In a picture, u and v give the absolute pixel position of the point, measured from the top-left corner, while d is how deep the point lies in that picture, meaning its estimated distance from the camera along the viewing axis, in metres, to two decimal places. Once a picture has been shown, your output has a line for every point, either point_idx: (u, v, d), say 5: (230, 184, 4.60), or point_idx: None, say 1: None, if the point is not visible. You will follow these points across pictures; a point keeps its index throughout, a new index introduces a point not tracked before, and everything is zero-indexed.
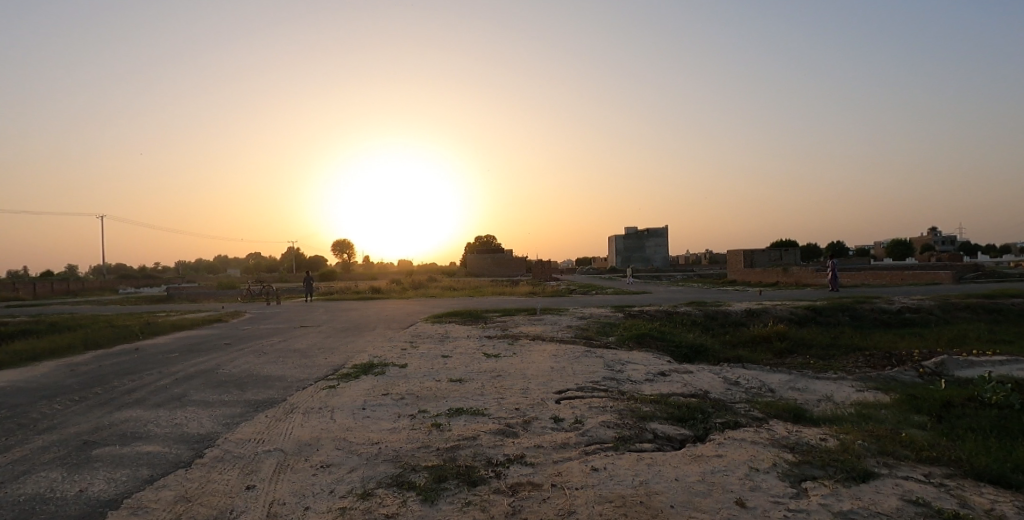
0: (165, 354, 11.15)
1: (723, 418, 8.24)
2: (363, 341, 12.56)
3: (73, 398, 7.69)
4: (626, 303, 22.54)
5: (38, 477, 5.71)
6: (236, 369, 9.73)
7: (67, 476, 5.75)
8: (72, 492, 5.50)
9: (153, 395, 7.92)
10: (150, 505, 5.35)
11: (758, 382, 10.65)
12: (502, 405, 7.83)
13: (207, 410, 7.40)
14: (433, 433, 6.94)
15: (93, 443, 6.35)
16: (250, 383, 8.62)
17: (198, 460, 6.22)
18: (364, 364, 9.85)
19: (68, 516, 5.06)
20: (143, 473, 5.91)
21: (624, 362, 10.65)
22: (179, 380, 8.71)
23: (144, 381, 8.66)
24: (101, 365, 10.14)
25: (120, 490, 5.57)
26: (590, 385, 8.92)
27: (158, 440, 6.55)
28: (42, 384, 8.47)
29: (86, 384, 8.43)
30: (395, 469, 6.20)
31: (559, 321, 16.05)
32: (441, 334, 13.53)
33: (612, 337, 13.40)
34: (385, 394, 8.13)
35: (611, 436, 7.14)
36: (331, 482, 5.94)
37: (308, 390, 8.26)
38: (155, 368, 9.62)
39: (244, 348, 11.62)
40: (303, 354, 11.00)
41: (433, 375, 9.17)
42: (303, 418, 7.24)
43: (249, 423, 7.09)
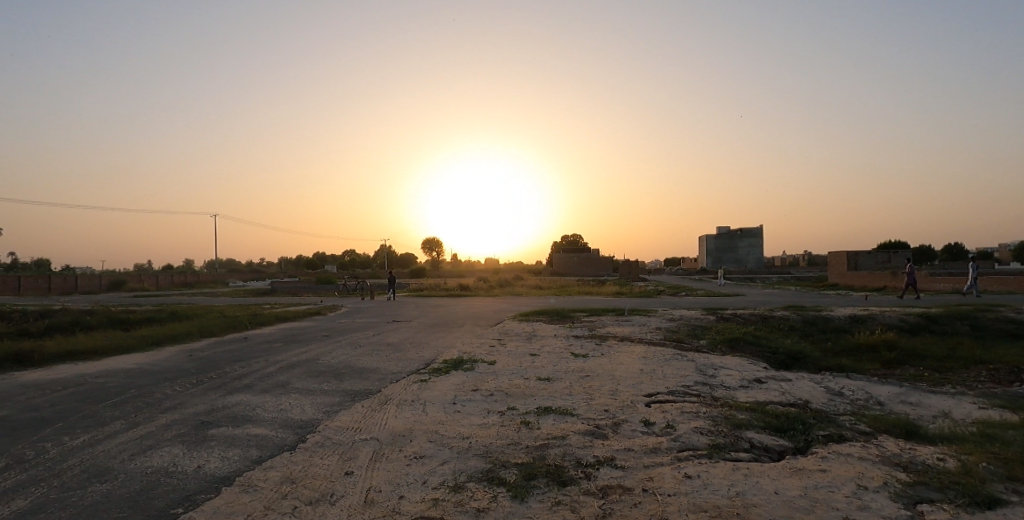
0: (270, 343, 11.91)
1: (826, 430, 7.70)
2: (453, 337, 12.86)
3: (192, 381, 8.35)
4: (716, 306, 21.61)
5: (162, 451, 6.22)
6: (334, 360, 10.20)
7: (187, 452, 6.22)
8: (191, 468, 5.98)
9: (260, 381, 8.44)
10: (260, 485, 5.75)
11: (864, 394, 9.87)
12: (591, 406, 7.71)
13: (308, 398, 7.78)
14: (522, 430, 6.95)
15: (208, 422, 6.85)
16: (347, 374, 9.00)
17: (300, 444, 6.53)
18: (454, 359, 10.04)
19: (189, 493, 5.51)
20: (252, 453, 6.29)
21: (717, 367, 10.22)
22: (282, 368, 9.24)
23: (251, 368, 9.24)
24: (215, 351, 10.99)
25: (232, 468, 6.00)
26: (681, 389, 8.61)
27: (265, 424, 6.94)
28: (164, 367, 9.27)
29: (202, 369, 9.13)
30: (486, 465, 6.28)
31: (646, 323, 15.68)
32: (529, 332, 13.63)
33: (703, 341, 12.91)
34: (475, 389, 8.22)
35: (704, 443, 6.85)
36: (424, 473, 6.10)
37: (401, 383, 8.48)
38: (260, 356, 10.27)
39: (341, 340, 12.20)
40: (396, 347, 11.40)
41: (522, 373, 9.18)
42: (397, 410, 7.43)
43: (347, 412, 7.38)
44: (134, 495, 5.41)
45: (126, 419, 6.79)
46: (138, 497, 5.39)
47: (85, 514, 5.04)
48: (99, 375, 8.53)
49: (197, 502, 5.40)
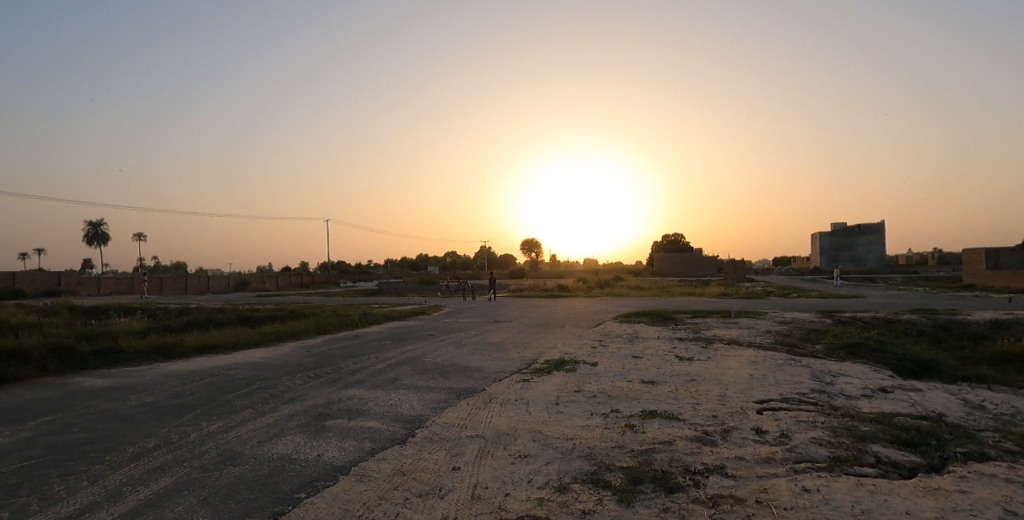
0: (379, 341, 12.64)
1: (965, 448, 6.95)
2: (554, 338, 12.99)
3: (311, 375, 9.01)
4: (834, 308, 20.15)
5: (286, 439, 6.66)
6: (439, 357, 10.62)
7: (308, 441, 6.63)
8: (312, 456, 6.38)
9: (371, 377, 8.94)
10: (374, 475, 6.09)
11: (1012, 409, 8.80)
12: (698, 411, 7.46)
13: (415, 394, 8.11)
14: (627, 433, 6.87)
15: (325, 414, 7.32)
16: (452, 372, 9.33)
17: (410, 438, 6.79)
18: (555, 359, 10.12)
19: (312, 480, 5.93)
20: (366, 445, 6.61)
21: (835, 374, 9.56)
22: (392, 365, 9.74)
23: (363, 364, 9.83)
24: (330, 347, 11.83)
25: (348, 458, 6.36)
26: (796, 397, 8.13)
27: (377, 417, 7.30)
28: (285, 361, 10.09)
29: (319, 363, 9.84)
30: (590, 466, 6.25)
31: (754, 326, 14.94)
32: (630, 333, 13.48)
33: (818, 346, 12.13)
34: (578, 391, 8.23)
35: (824, 456, 6.42)
36: (529, 472, 6.18)
37: (504, 382, 8.66)
38: (370, 353, 10.89)
39: (445, 339, 12.69)
40: (498, 347, 11.67)
41: (624, 375, 9.08)
42: (501, 409, 7.58)
43: (453, 409, 7.62)
44: (265, 480, 5.92)
45: (254, 406, 7.41)
46: (268, 481, 5.89)
47: (221, 495, 5.62)
48: (231, 366, 9.43)
49: (319, 489, 5.81)
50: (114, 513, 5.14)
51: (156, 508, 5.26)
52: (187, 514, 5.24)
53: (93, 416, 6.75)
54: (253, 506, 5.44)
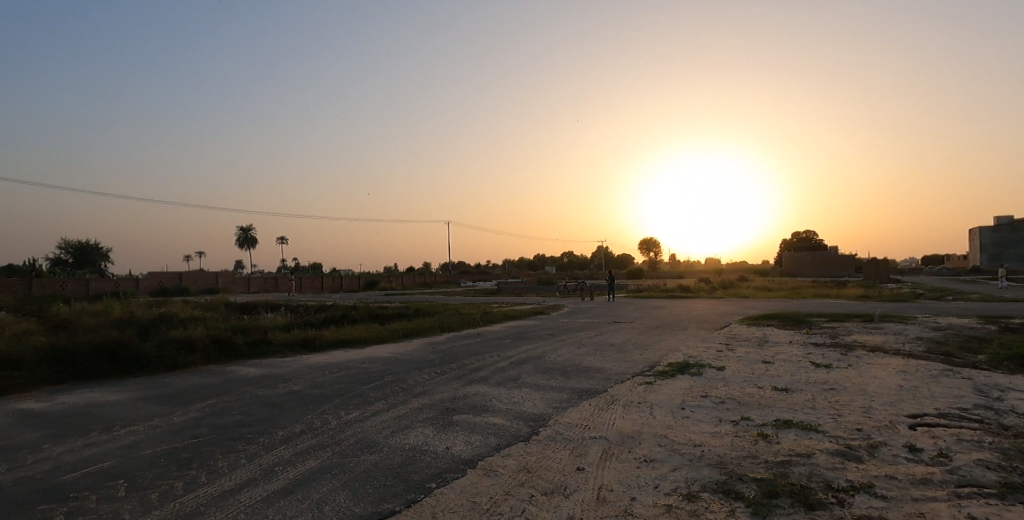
0: (501, 339, 13.05)
1: None
2: (676, 340, 12.71)
3: (438, 370, 9.39)
4: (1000, 314, 17.93)
5: (416, 431, 6.74)
6: (560, 357, 10.74)
7: (437, 435, 6.71)
8: (441, 449, 6.55)
9: (494, 374, 9.15)
10: (500, 470, 6.25)
11: None
12: (840, 423, 6.96)
13: (537, 393, 8.13)
14: (760, 443, 6.56)
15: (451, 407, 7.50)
16: (573, 372, 9.37)
17: (534, 436, 6.84)
18: (679, 362, 9.89)
19: (442, 472, 6.18)
20: (492, 441, 6.74)
21: (1005, 389, 8.47)
22: (514, 363, 9.97)
23: (486, 362, 10.14)
24: (454, 344, 12.38)
25: (475, 452, 6.52)
26: (956, 413, 7.32)
27: (502, 412, 7.40)
28: (411, 356, 10.66)
29: (444, 360, 10.29)
30: (721, 476, 6.01)
31: (903, 332, 13.63)
32: (759, 338, 12.87)
33: (982, 357, 10.82)
34: (704, 396, 7.99)
35: (994, 481, 5.71)
36: (655, 477, 6.06)
37: (627, 384, 8.56)
38: (490, 351, 11.22)
39: (565, 339, 12.85)
40: (618, 348, 11.62)
41: (755, 381, 8.67)
42: (624, 411, 7.50)
43: (575, 409, 7.60)
44: (398, 468, 6.21)
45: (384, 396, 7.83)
46: (402, 470, 6.19)
47: (361, 480, 5.99)
48: (363, 360, 10.08)
49: (448, 480, 6.05)
50: (269, 492, 5.73)
51: (304, 488, 5.76)
52: (330, 496, 5.70)
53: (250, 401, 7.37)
54: (388, 492, 5.80)
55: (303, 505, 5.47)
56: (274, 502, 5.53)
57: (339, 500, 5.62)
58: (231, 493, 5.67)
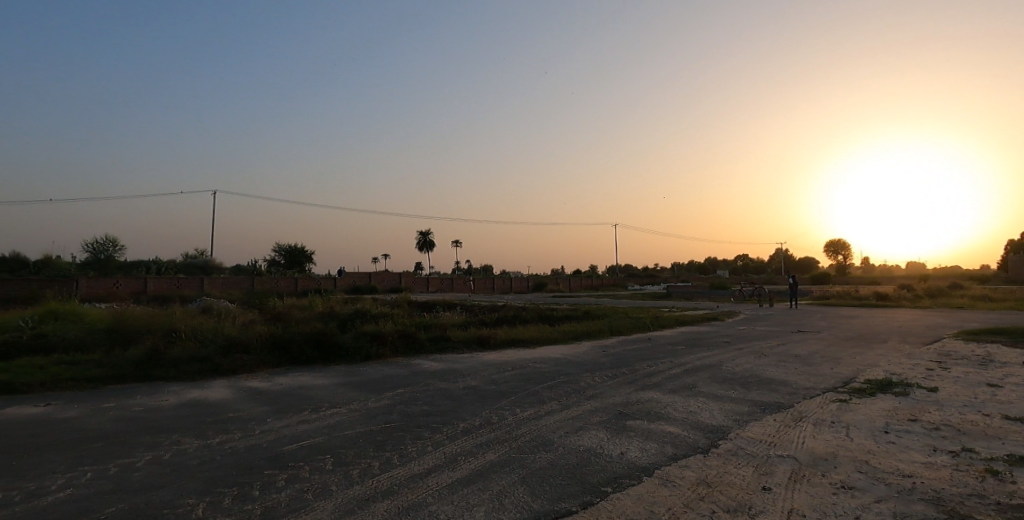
0: (673, 345, 12.75)
1: None
2: (873, 355, 11.41)
3: (610, 373, 9.14)
4: None
5: (590, 433, 6.51)
6: (737, 367, 10.18)
7: (612, 438, 6.45)
8: (616, 453, 6.32)
9: (667, 380, 8.75)
10: (678, 481, 5.96)
11: None
12: None
13: (715, 403, 7.59)
14: (988, 480, 5.59)
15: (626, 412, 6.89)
16: (755, 383, 8.79)
17: (714, 449, 6.45)
18: (879, 381, 8.89)
19: (618, 477, 6.00)
20: (668, 450, 6.43)
21: None
22: (689, 371, 9.60)
23: (658, 368, 9.83)
24: (624, 348, 12.35)
25: (651, 460, 6.24)
26: None
27: (675, 421, 6.88)
28: (585, 357, 10.79)
29: (615, 363, 10.24)
30: (940, 513, 5.15)
31: None
32: (981, 357, 11.06)
33: None
34: (912, 420, 7.07)
35: None
36: (856, 507, 5.38)
37: (816, 401, 7.83)
38: (662, 358, 10.85)
39: (744, 348, 12.19)
40: (804, 361, 10.75)
41: (978, 407, 7.47)
42: (815, 429, 6.86)
43: (758, 423, 7.06)
44: (573, 469, 6.10)
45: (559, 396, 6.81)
46: (577, 471, 6.08)
47: (538, 478, 6.01)
48: (534, 361, 10.18)
49: (624, 486, 5.84)
50: (452, 479, 6.03)
51: (484, 479, 5.97)
52: (509, 490, 5.83)
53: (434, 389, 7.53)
54: (565, 492, 5.77)
55: (484, 496, 5.71)
56: (457, 490, 5.87)
57: (517, 495, 5.74)
58: (420, 477, 6.07)
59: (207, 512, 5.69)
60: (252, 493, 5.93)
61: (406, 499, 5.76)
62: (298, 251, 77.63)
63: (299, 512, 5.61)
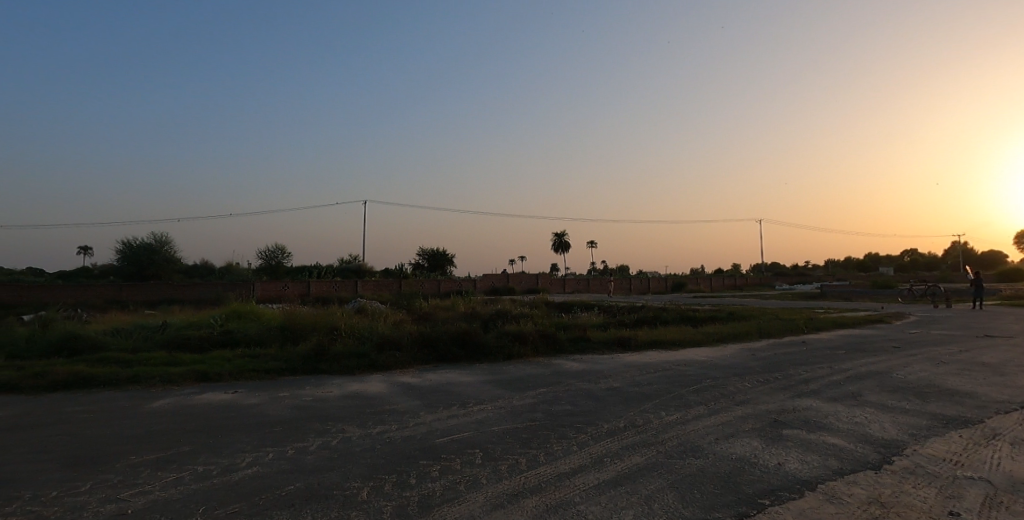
0: (831, 351, 11.86)
1: None
2: None
3: (761, 378, 8.58)
4: None
5: (743, 440, 6.15)
6: (911, 375, 9.22)
7: (768, 447, 6.03)
8: (772, 464, 5.84)
9: (828, 387, 8.10)
10: (846, 498, 5.29)
11: None
12: None
13: (887, 415, 6.90)
14: None
15: (782, 420, 6.44)
16: (935, 394, 7.88)
17: (887, 465, 5.80)
18: None
19: (777, 488, 5.52)
20: (833, 463, 5.82)
21: None
22: (853, 378, 8.87)
23: (815, 375, 9.18)
24: (775, 353, 11.73)
25: (814, 474, 5.65)
26: None
27: (838, 432, 6.31)
28: (733, 361, 10.41)
29: (768, 367, 9.76)
30: None
31: None
32: None
33: None
34: None
35: None
36: None
37: (1011, 418, 6.83)
38: (818, 364, 10.13)
39: (918, 356, 11.01)
40: (995, 371, 9.46)
41: None
42: (1013, 451, 5.99)
43: (940, 440, 6.30)
44: (726, 478, 5.73)
45: (707, 401, 6.71)
46: (730, 480, 5.70)
47: (688, 484, 5.70)
48: (678, 364, 9.87)
49: (784, 500, 5.30)
50: (600, 480, 5.93)
51: (633, 483, 5.80)
52: (659, 494, 5.59)
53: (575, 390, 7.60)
54: (720, 501, 5.38)
55: (633, 498, 5.54)
56: (605, 491, 5.75)
57: (668, 500, 5.44)
58: (567, 476, 6.06)
59: (372, 494, 6.12)
60: (410, 481, 6.26)
61: (554, 497, 5.77)
62: (440, 254, 81.59)
63: (453, 501, 5.85)
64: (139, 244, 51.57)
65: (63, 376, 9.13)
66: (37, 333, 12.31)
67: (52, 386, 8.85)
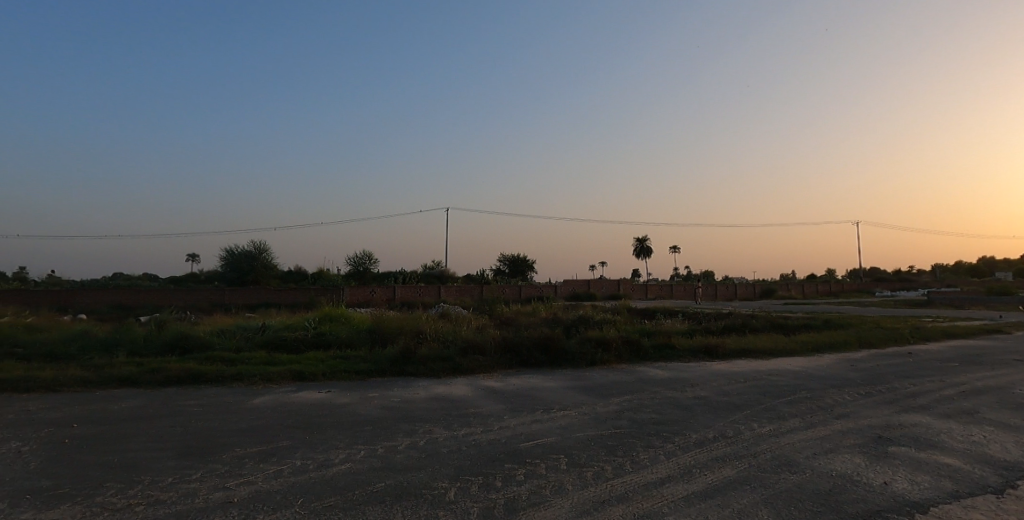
0: (939, 364, 11.47)
1: None
2: None
3: (863, 390, 8.45)
4: None
5: (844, 456, 5.88)
6: None
7: (872, 465, 5.70)
8: (877, 483, 5.46)
9: (939, 403, 7.66)
10: None
11: None
12: None
13: (1007, 434, 6.40)
14: None
15: (887, 438, 6.13)
16: None
17: (1010, 490, 5.32)
18: None
19: (884, 509, 5.03)
20: (948, 485, 5.38)
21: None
22: (967, 393, 8.38)
23: (923, 389, 8.74)
24: (877, 366, 11.59)
25: (927, 496, 5.20)
26: None
27: (952, 452, 5.92)
28: (831, 373, 10.32)
29: (869, 380, 9.57)
30: None
31: None
32: None
33: None
34: None
35: None
36: None
37: None
38: (928, 377, 9.83)
39: None
40: None
41: None
42: None
43: None
44: (826, 496, 5.33)
45: (797, 414, 6.78)
46: (831, 498, 5.30)
47: (783, 500, 5.35)
48: (771, 373, 10.09)
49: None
50: (690, 492, 5.66)
51: (724, 496, 5.48)
52: (751, 509, 5.23)
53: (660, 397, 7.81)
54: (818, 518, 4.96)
55: (725, 511, 5.20)
56: (693, 503, 5.46)
57: (761, 515, 5.09)
58: (655, 485, 5.85)
59: (459, 495, 6.12)
60: (495, 484, 6.23)
61: (642, 506, 5.51)
62: (521, 260, 81.94)
63: (539, 505, 5.72)
64: (241, 252, 54.64)
65: (176, 373, 10.31)
66: (156, 332, 13.67)
67: (165, 381, 10.11)
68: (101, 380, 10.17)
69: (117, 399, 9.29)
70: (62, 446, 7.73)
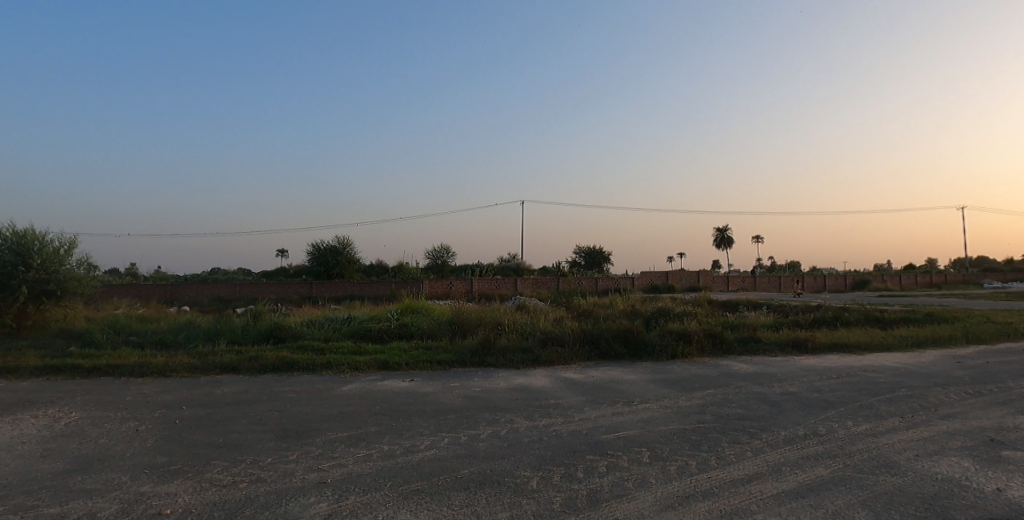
0: None
1: None
2: None
3: (970, 389, 8.36)
4: None
5: (951, 460, 5.63)
6: None
7: (982, 470, 5.41)
8: (990, 489, 5.13)
9: None
10: None
11: None
12: None
13: None
14: None
15: (999, 445, 5.84)
16: None
17: None
18: None
19: (998, 515, 4.63)
20: None
21: None
22: None
23: None
24: (989, 363, 11.13)
25: None
26: None
27: None
28: (937, 371, 10.04)
29: (978, 378, 9.26)
30: None
31: None
32: None
33: None
34: None
35: None
36: None
37: None
38: None
39: None
40: None
41: None
42: None
43: None
44: (929, 499, 5.04)
45: (895, 416, 6.71)
46: (935, 502, 4.98)
47: (882, 502, 5.08)
48: (866, 369, 10.05)
49: None
50: (780, 490, 5.46)
51: (817, 495, 5.25)
52: (848, 510, 4.94)
53: (745, 393, 8.03)
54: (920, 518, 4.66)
55: (819, 512, 4.91)
56: (784, 502, 5.21)
57: (859, 516, 4.80)
58: (742, 482, 5.69)
59: (541, 484, 6.06)
60: (577, 475, 6.23)
61: (729, 502, 5.30)
62: (598, 253, 81.50)
63: (622, 498, 5.57)
64: (326, 248, 55.46)
65: (272, 361, 11.13)
66: (252, 323, 14.67)
67: (262, 369, 10.93)
68: (206, 367, 11.13)
69: (220, 385, 10.15)
70: (172, 427, 8.46)
